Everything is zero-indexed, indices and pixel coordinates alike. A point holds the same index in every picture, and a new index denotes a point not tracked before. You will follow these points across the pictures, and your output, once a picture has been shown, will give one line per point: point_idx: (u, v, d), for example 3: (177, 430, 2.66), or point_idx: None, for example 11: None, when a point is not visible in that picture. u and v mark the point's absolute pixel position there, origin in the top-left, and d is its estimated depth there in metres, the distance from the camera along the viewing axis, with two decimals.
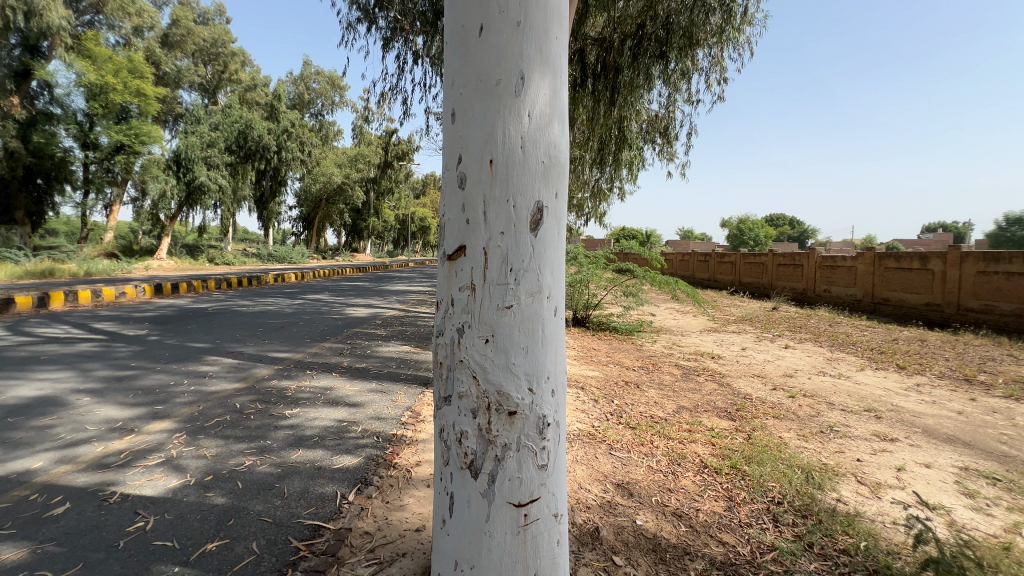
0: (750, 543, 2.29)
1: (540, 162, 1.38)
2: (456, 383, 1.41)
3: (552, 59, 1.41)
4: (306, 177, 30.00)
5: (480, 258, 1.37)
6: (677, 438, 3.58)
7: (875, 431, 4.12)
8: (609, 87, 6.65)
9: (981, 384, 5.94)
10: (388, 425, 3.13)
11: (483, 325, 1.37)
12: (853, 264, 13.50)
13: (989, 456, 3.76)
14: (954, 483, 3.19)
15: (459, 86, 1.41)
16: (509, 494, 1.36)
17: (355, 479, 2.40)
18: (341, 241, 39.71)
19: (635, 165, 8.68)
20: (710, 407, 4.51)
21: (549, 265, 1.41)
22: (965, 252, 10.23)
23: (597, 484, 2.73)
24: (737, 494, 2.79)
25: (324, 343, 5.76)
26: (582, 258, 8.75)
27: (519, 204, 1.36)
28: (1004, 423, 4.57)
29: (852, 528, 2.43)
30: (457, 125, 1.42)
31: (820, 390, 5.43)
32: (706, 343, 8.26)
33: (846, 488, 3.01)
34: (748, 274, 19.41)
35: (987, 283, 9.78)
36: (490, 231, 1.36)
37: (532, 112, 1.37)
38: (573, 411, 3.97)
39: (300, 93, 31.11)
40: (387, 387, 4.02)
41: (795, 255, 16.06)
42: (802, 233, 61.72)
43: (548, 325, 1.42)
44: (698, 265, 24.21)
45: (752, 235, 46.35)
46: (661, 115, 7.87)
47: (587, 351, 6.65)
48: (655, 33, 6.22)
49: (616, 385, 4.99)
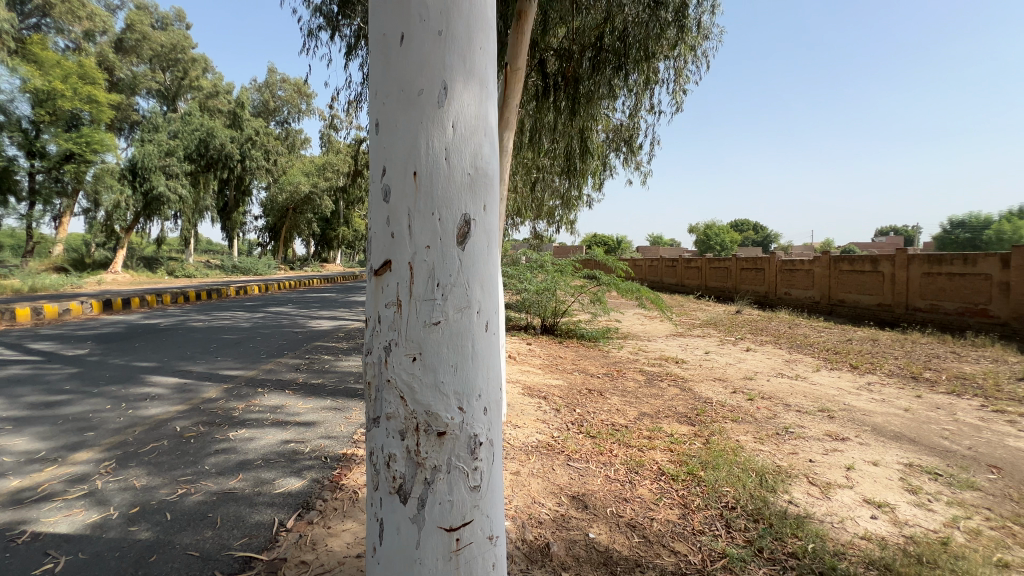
0: (702, 550, 2.30)
1: (465, 173, 1.34)
2: (384, 405, 1.35)
3: (479, 71, 1.38)
4: (272, 186, 29.20)
5: (406, 273, 1.32)
6: (635, 446, 3.58)
7: (828, 431, 4.24)
8: (570, 98, 6.66)
9: (926, 381, 6.22)
10: (339, 444, 3.01)
11: (410, 342, 1.32)
12: (810, 267, 14.05)
13: (933, 452, 3.91)
14: (899, 480, 3.31)
15: (382, 96, 1.37)
16: (440, 518, 1.30)
17: (296, 504, 2.28)
18: (310, 250, 38.80)
19: (600, 173, 8.73)
20: (672, 413, 4.56)
21: (479, 278, 1.36)
22: (911, 255, 10.80)
23: (551, 497, 2.70)
24: (692, 501, 2.80)
25: (280, 359, 5.55)
26: (550, 266, 8.79)
27: (445, 216, 1.32)
28: (947, 418, 4.78)
29: (801, 530, 2.48)
30: (381, 135, 1.38)
31: (778, 392, 5.57)
32: (671, 348, 8.40)
33: (798, 489, 3.06)
34: (713, 279, 19.91)
35: (931, 283, 10.35)
36: (416, 245, 1.31)
37: (457, 123, 1.34)
38: (534, 422, 3.93)
39: (265, 100, 30.34)
40: (342, 403, 3.88)
41: (758, 260, 16.62)
42: (766, 236, 63.83)
43: (478, 342, 1.37)
44: (666, 269, 24.65)
45: (719, 241, 47.84)
46: (625, 124, 7.90)
47: (553, 359, 6.65)
48: (612, 44, 6.36)
49: (579, 393, 4.97)
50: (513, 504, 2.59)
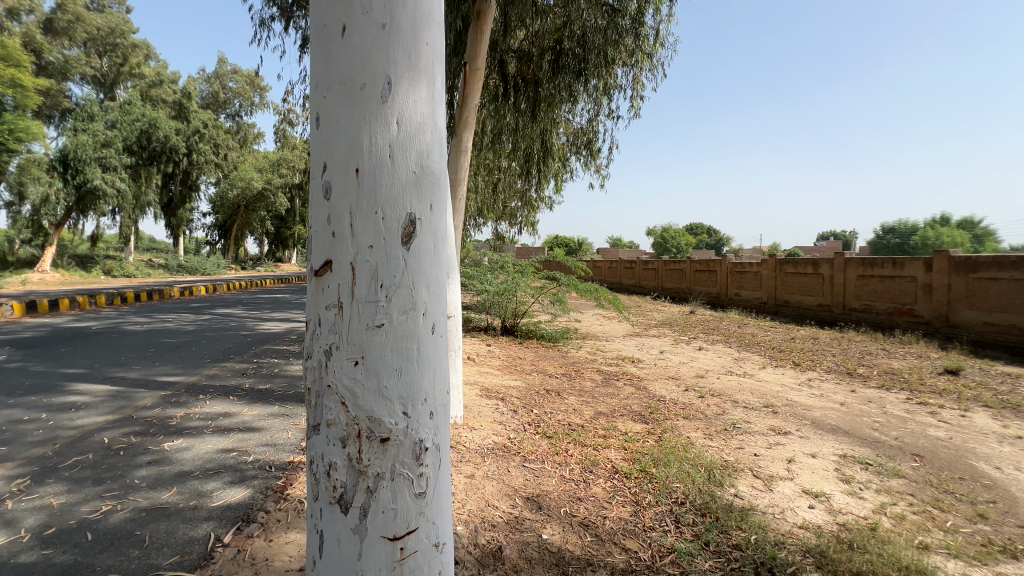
0: (651, 547, 2.35)
1: (411, 171, 1.31)
2: (324, 411, 1.29)
3: (425, 67, 1.35)
4: (222, 182, 27.74)
5: (347, 274, 1.27)
6: (591, 445, 3.63)
7: (772, 426, 4.45)
8: (531, 101, 6.70)
9: (860, 376, 6.65)
10: (284, 452, 2.88)
11: (352, 346, 1.26)
12: (758, 269, 14.77)
13: (865, 443, 4.18)
14: (834, 470, 3.51)
15: (323, 89, 1.31)
16: (383, 527, 1.26)
17: (235, 517, 2.15)
18: (263, 249, 37.22)
19: (561, 176, 8.80)
20: (626, 411, 4.66)
21: (425, 279, 1.33)
22: (848, 258, 11.54)
23: (505, 499, 2.69)
24: (643, 497, 2.86)
25: (226, 363, 5.28)
26: (510, 266, 8.81)
27: (388, 215, 1.28)
28: (877, 411, 5.13)
29: (745, 522, 2.58)
30: (322, 130, 1.32)
31: (727, 389, 5.81)
32: (627, 347, 8.61)
33: (743, 483, 3.19)
34: (669, 280, 20.55)
35: (865, 285, 11.10)
36: (358, 245, 1.26)
37: (402, 119, 1.30)
38: (491, 423, 3.92)
39: (214, 92, 28.84)
40: (290, 409, 3.72)
41: (710, 262, 17.29)
42: (719, 240, 66.44)
43: (424, 345, 1.33)
44: (624, 270, 25.23)
45: (675, 244, 49.42)
46: (584, 129, 7.97)
47: (512, 360, 6.65)
48: (572, 48, 6.43)
49: (537, 394, 4.99)
50: (466, 508, 2.56)
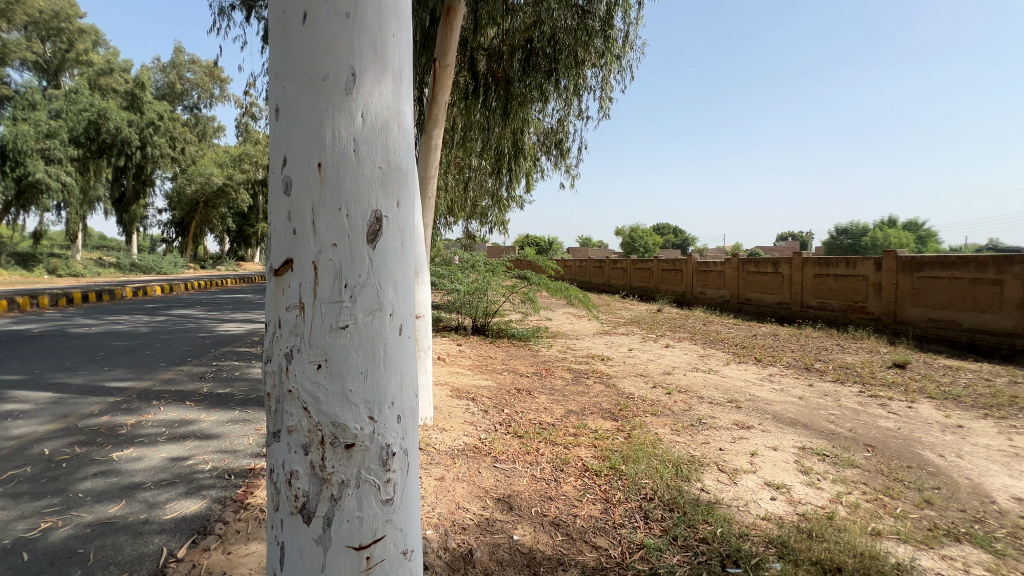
0: (621, 544, 2.38)
1: (377, 167, 1.26)
2: (285, 417, 1.23)
3: (391, 60, 1.30)
4: (178, 177, 26.48)
5: (309, 273, 1.21)
6: (562, 444, 3.64)
7: (736, 421, 4.58)
8: (502, 99, 6.67)
9: (816, 371, 6.95)
10: (245, 458, 2.76)
11: (315, 349, 1.21)
12: (722, 269, 15.23)
13: (822, 435, 4.36)
14: (794, 462, 3.65)
15: (283, 80, 1.26)
16: (348, 537, 1.21)
17: (190, 530, 2.05)
18: (224, 248, 35.81)
19: (531, 176, 8.81)
20: (597, 409, 4.71)
21: (392, 278, 1.28)
22: (805, 258, 12.04)
23: (476, 501, 2.66)
24: (613, 494, 2.89)
25: (182, 367, 5.04)
26: (480, 266, 8.77)
27: (353, 213, 1.23)
28: (833, 404, 5.37)
29: (711, 516, 2.65)
30: (281, 123, 1.27)
31: (693, 385, 5.96)
32: (597, 346, 8.71)
33: (709, 477, 3.27)
34: (637, 279, 20.94)
35: (821, 283, 11.61)
36: (320, 243, 1.21)
37: (367, 113, 1.25)
38: (461, 424, 3.88)
39: (170, 83, 27.50)
40: (251, 413, 3.58)
41: (676, 262, 17.72)
42: (685, 240, 68.13)
43: (391, 347, 1.28)
44: (593, 270, 25.54)
45: (643, 244, 50.41)
46: (554, 129, 7.99)
47: (483, 360, 6.62)
48: (543, 48, 6.44)
49: (508, 393, 4.98)
50: (436, 511, 2.52)
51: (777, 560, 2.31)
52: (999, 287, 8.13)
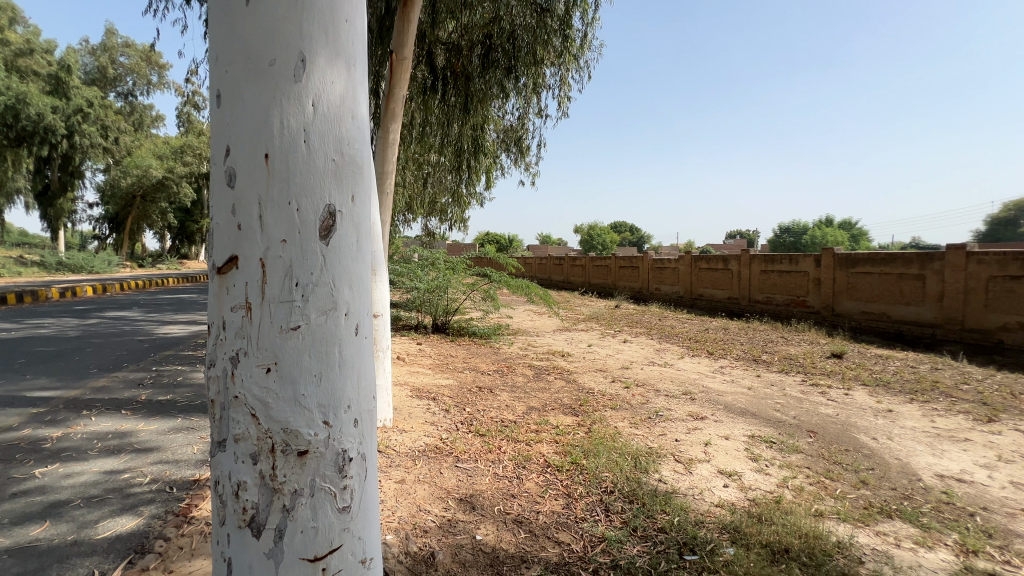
0: (583, 538, 2.40)
1: (330, 159, 1.20)
2: (231, 425, 1.16)
3: (344, 46, 1.24)
4: (112, 169, 24.57)
5: (256, 271, 1.14)
6: (524, 441, 3.64)
7: (690, 412, 4.75)
8: (461, 95, 6.61)
9: (763, 362, 7.32)
10: (188, 469, 2.59)
11: (264, 352, 1.14)
12: (676, 266, 15.75)
13: (769, 423, 4.59)
14: (745, 450, 3.82)
15: (226, 64, 1.18)
16: (302, 548, 1.15)
17: (126, 549, 1.90)
18: (164, 245, 33.59)
19: (491, 173, 8.75)
20: (558, 405, 4.75)
21: (347, 276, 1.22)
22: (752, 255, 12.64)
23: (438, 502, 2.61)
24: (575, 489, 2.92)
25: (117, 373, 4.67)
26: (440, 263, 8.67)
27: (304, 206, 1.16)
28: (778, 393, 5.67)
29: (668, 506, 2.73)
30: (224, 110, 1.19)
31: (649, 379, 6.12)
32: (558, 342, 8.80)
33: (666, 467, 3.37)
34: (595, 276, 21.31)
35: (767, 279, 12.22)
36: (269, 239, 1.14)
37: (318, 102, 1.19)
38: (422, 425, 3.81)
39: (101, 66, 25.40)
40: (195, 421, 3.37)
41: (633, 259, 18.17)
42: (642, 237, 70.01)
43: (347, 348, 1.22)
44: (553, 267, 25.79)
45: (600, 242, 51.41)
46: (514, 126, 7.98)
47: (444, 359, 6.54)
48: (502, 44, 6.40)
49: (469, 392, 4.94)
50: (397, 515, 2.45)
51: (730, 545, 2.41)
52: (923, 282, 8.83)
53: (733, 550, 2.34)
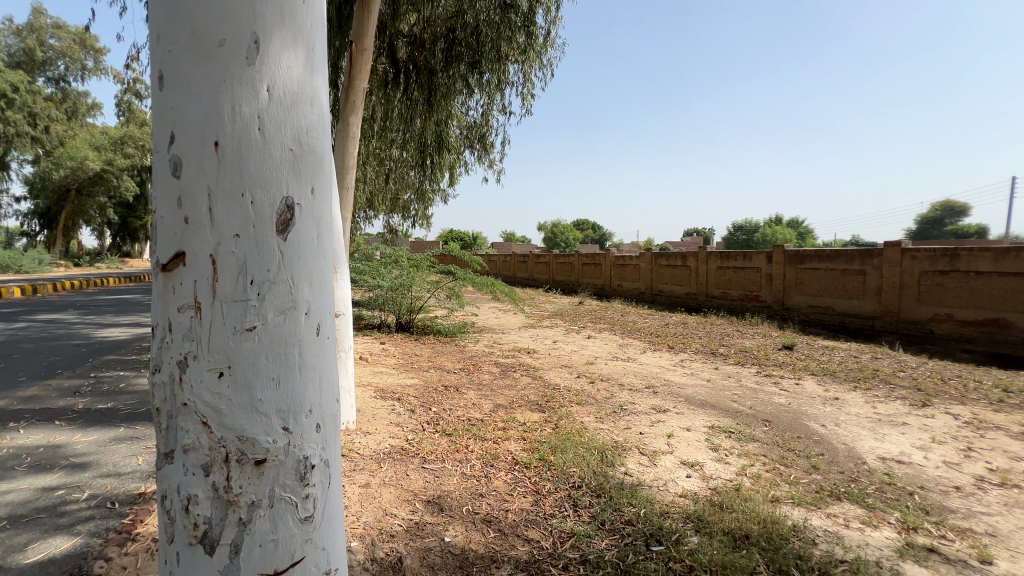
0: (552, 534, 2.40)
1: (287, 149, 1.12)
2: (179, 435, 1.07)
3: (302, 29, 1.17)
4: (41, 160, 22.65)
5: (206, 268, 1.06)
6: (491, 439, 3.61)
7: (653, 405, 4.87)
8: (425, 89, 6.47)
9: (720, 355, 7.60)
10: (132, 482, 2.42)
11: (215, 355, 1.06)
12: (637, 262, 16.11)
13: (727, 413, 4.77)
14: (705, 441, 3.94)
15: (169, 43, 1.09)
16: (260, 564, 1.08)
17: (62, 572, 1.75)
18: (103, 242, 31.35)
19: (455, 169, 8.64)
20: (524, 401, 4.76)
21: (307, 274, 1.15)
22: (709, 252, 13.09)
23: (405, 505, 2.55)
24: (543, 485, 2.92)
25: (49, 381, 4.31)
26: (404, 261, 8.51)
27: (259, 199, 1.08)
28: (735, 385, 5.90)
29: (635, 498, 2.77)
30: (167, 94, 1.09)
31: (614, 374, 6.23)
32: (523, 339, 8.83)
33: (631, 460, 3.43)
34: (559, 273, 21.51)
35: (723, 275, 12.70)
36: (220, 234, 1.06)
37: (273, 87, 1.11)
38: (386, 426, 3.72)
39: (27, 48, 23.31)
40: (140, 430, 3.15)
41: (596, 256, 18.46)
42: (604, 235, 71.29)
43: (308, 349, 1.15)
44: (517, 264, 25.84)
45: (563, 239, 51.97)
46: (478, 122, 7.90)
47: (409, 358, 6.42)
48: (465, 39, 6.32)
49: (435, 391, 4.87)
50: (362, 521, 2.38)
51: (694, 534, 2.47)
52: (864, 277, 9.40)
53: (697, 539, 2.40)
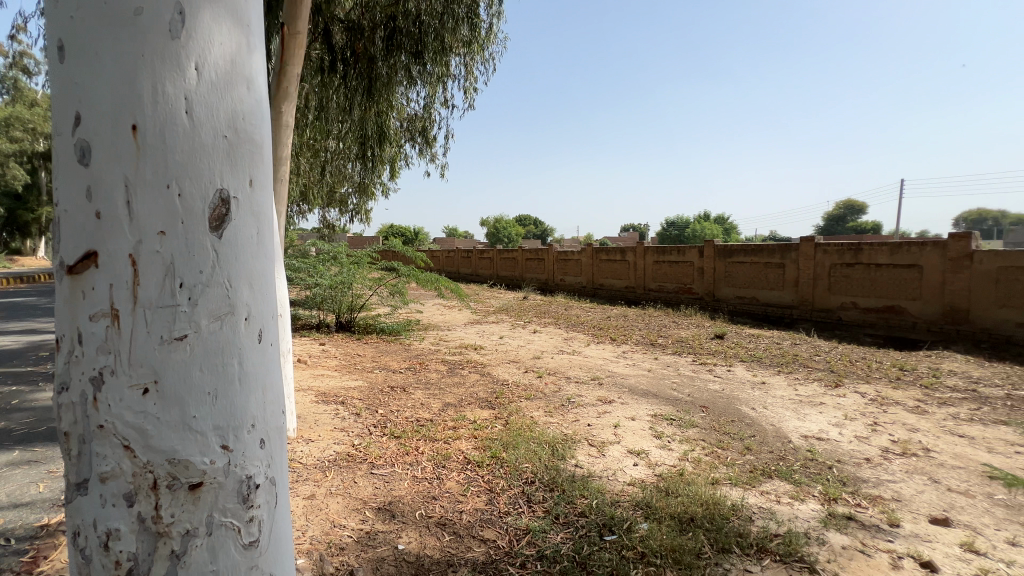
0: (508, 532, 2.39)
1: (220, 136, 1.01)
2: (95, 461, 0.94)
3: (234, 2, 1.05)
4: None
5: (125, 270, 0.93)
6: (441, 439, 3.54)
7: (599, 397, 5.00)
8: (365, 79, 6.20)
9: (659, 345, 7.95)
10: (32, 514, 2.13)
11: (137, 368, 0.93)
12: (579, 257, 16.48)
13: (668, 401, 5.00)
14: (649, 429, 4.10)
15: (71, 9, 0.94)
16: None
17: None
18: None
19: (396, 163, 8.36)
20: (473, 399, 4.72)
21: (247, 275, 1.04)
22: (646, 247, 13.64)
23: (354, 515, 2.44)
24: (496, 483, 2.90)
25: None
26: (343, 257, 8.17)
27: (188, 192, 0.96)
28: (674, 373, 6.20)
29: (587, 490, 2.82)
30: (70, 68, 0.95)
31: (560, 367, 6.33)
32: (469, 335, 8.76)
33: (581, 452, 3.50)
34: (503, 268, 21.55)
35: (659, 269, 13.29)
36: (140, 231, 0.93)
37: (202, 65, 0.99)
38: (330, 432, 3.54)
39: None
40: (41, 452, 2.78)
41: (539, 251, 18.67)
42: (545, 230, 72.41)
43: (249, 358, 1.04)
44: (461, 260, 25.60)
45: (506, 234, 52.16)
46: (420, 115, 7.70)
47: (351, 358, 6.16)
48: (407, 28, 6.13)
49: (381, 392, 4.70)
50: (308, 535, 2.24)
51: (643, 521, 2.56)
52: (783, 269, 10.20)
53: (647, 525, 2.49)
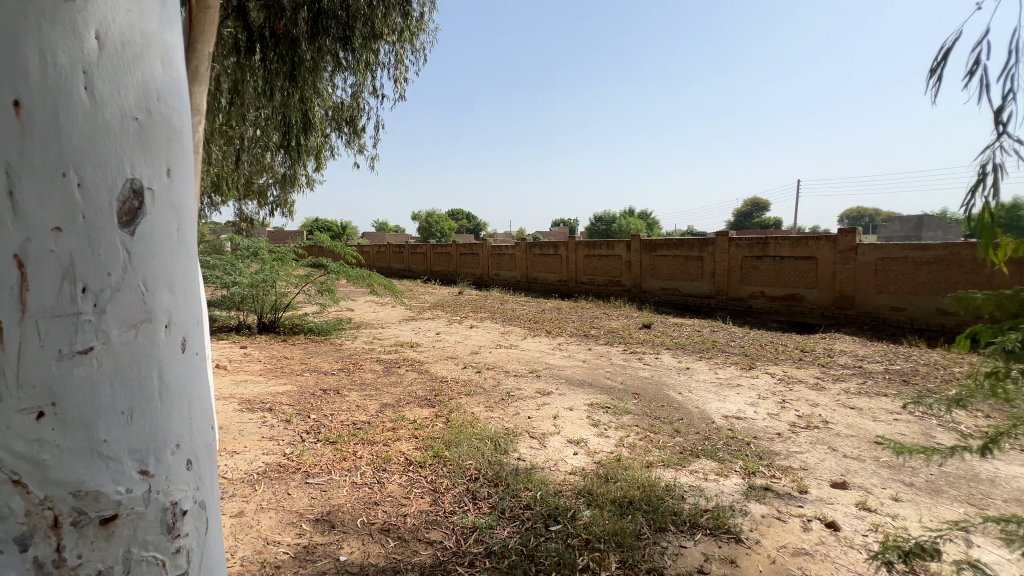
0: (455, 532, 2.36)
1: (129, 117, 0.88)
2: None
3: None
4: None
5: (10, 273, 0.78)
6: (380, 441, 3.42)
7: (538, 389, 5.08)
8: (287, 63, 5.78)
9: (593, 336, 8.23)
10: None
11: (30, 389, 0.79)
12: (513, 252, 16.60)
13: (603, 390, 5.19)
14: (587, 418, 4.23)
15: None
16: None
17: None
18: None
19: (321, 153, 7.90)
20: (412, 398, 4.60)
21: (165, 277, 0.93)
22: (578, 241, 14.04)
23: (289, 529, 2.29)
24: (440, 483, 2.85)
25: None
26: (265, 254, 7.64)
27: (91, 181, 0.83)
28: (607, 363, 6.45)
29: (530, 482, 2.86)
30: None
31: (499, 362, 6.36)
32: (405, 333, 8.53)
33: (523, 445, 3.53)
34: (437, 263, 21.21)
35: (590, 262, 13.74)
36: (28, 227, 0.78)
37: (104, 34, 0.86)
38: (257, 441, 3.29)
39: None
40: None
41: (472, 246, 18.57)
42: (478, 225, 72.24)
43: (171, 371, 0.93)
44: (393, 255, 24.84)
45: (439, 228, 51.35)
46: (347, 103, 7.32)
47: (277, 362, 5.77)
48: (334, 11, 5.78)
49: (312, 396, 4.45)
50: (237, 555, 2.07)
51: (586, 508, 2.64)
52: (702, 262, 10.94)
53: (590, 511, 2.57)
